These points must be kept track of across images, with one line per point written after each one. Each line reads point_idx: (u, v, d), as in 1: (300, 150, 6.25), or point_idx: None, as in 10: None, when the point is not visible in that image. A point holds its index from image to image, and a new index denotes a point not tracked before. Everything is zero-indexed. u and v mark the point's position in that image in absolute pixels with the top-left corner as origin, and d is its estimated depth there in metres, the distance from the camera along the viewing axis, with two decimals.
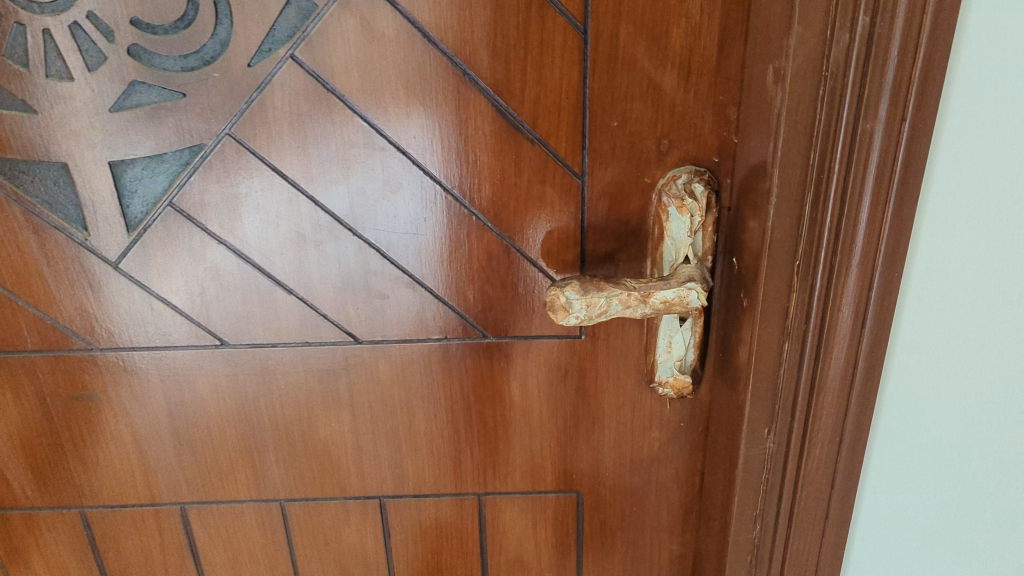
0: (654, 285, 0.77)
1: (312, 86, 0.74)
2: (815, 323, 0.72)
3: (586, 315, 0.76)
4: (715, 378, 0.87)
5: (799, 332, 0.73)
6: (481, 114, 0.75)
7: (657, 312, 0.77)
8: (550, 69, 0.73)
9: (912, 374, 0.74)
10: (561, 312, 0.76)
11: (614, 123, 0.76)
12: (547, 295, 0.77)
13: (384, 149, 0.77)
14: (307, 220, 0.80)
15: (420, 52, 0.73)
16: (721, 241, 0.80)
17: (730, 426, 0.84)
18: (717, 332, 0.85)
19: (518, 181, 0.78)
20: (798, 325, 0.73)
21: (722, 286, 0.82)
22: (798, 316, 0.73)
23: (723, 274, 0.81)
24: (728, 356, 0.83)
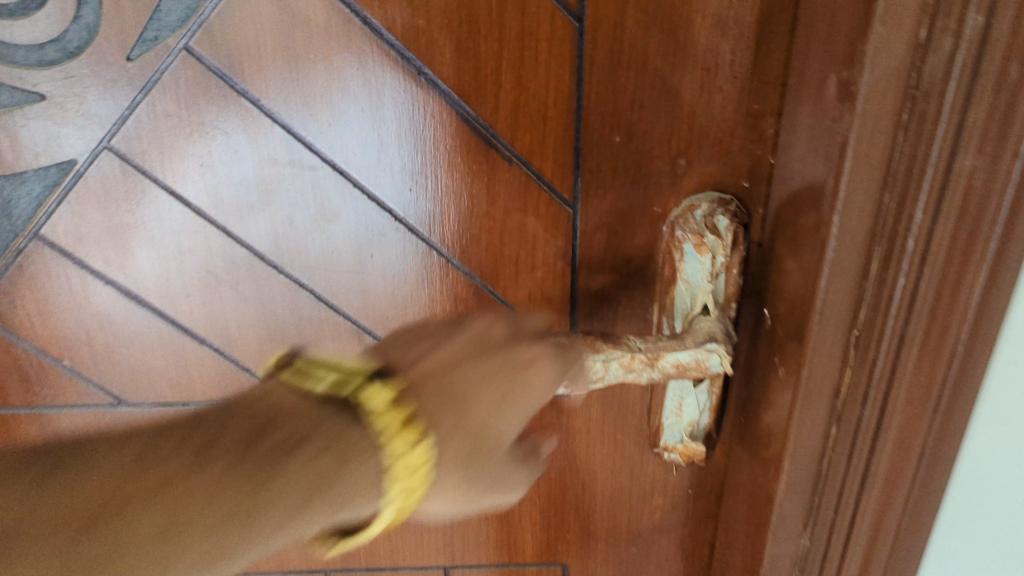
0: (665, 345, 0.60)
1: (216, 87, 0.56)
2: (873, 408, 0.56)
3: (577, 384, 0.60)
4: (734, 443, 0.71)
5: (852, 415, 0.57)
6: (442, 125, 0.57)
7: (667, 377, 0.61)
8: (532, 67, 0.55)
9: (988, 465, 0.57)
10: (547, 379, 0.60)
11: (617, 138, 0.58)
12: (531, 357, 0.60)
13: (315, 168, 0.59)
14: (219, 255, 0.62)
15: (360, 44, 0.55)
16: (750, 283, 0.63)
17: (753, 508, 0.68)
18: (740, 390, 0.68)
19: (492, 208, 0.61)
20: (853, 406, 0.56)
21: (750, 338, 0.65)
22: (852, 396, 0.56)
23: (751, 323, 0.64)
24: (753, 424, 0.67)
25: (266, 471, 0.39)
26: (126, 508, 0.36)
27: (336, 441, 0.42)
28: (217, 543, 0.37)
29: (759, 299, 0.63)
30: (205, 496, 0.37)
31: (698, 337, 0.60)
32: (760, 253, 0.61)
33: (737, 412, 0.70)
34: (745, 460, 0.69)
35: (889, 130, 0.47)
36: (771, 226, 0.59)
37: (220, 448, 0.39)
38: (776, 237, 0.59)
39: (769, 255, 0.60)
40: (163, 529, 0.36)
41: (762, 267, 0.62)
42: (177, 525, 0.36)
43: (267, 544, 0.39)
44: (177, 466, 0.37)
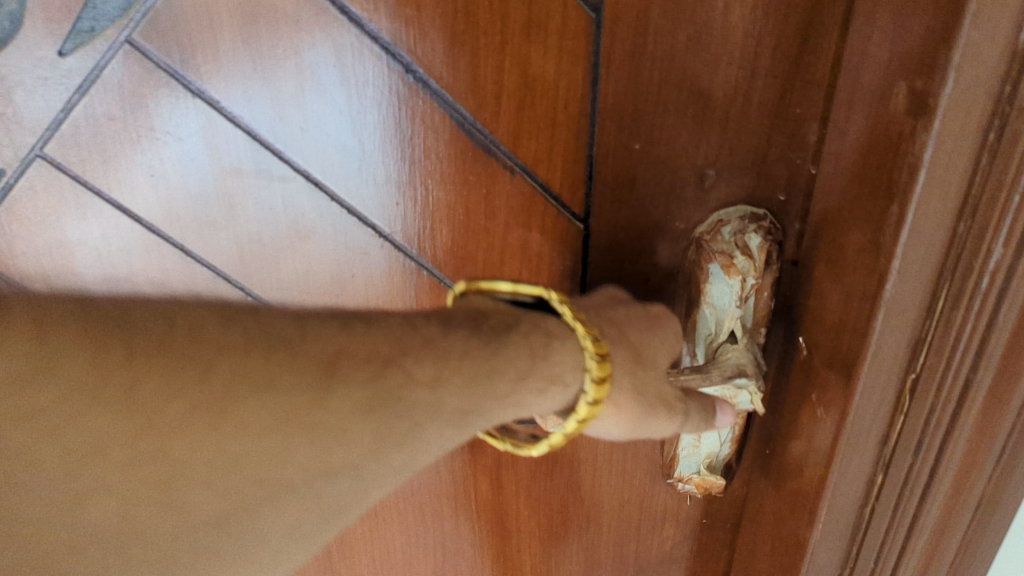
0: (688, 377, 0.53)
1: (166, 87, 0.47)
2: (926, 457, 0.49)
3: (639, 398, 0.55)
4: (755, 475, 0.64)
5: (903, 467, 0.50)
6: (434, 129, 0.49)
7: None
8: (541, 65, 0.47)
9: None
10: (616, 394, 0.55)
11: (637, 145, 0.50)
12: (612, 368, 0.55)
13: (285, 179, 0.51)
14: (176, 276, 0.54)
15: (336, 38, 0.46)
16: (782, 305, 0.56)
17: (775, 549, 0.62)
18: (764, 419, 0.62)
19: (490, 223, 0.53)
20: (902, 456, 0.49)
21: (779, 366, 0.58)
22: (904, 446, 0.49)
23: (781, 349, 0.57)
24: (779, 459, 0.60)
25: (383, 397, 0.37)
26: (263, 407, 0.35)
27: (536, 329, 0.42)
28: (341, 440, 0.37)
29: (791, 325, 0.56)
30: (339, 422, 0.37)
31: (727, 371, 0.53)
32: (795, 275, 0.54)
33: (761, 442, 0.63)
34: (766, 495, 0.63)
35: (972, 153, 0.39)
36: (808, 246, 0.52)
37: (348, 369, 0.37)
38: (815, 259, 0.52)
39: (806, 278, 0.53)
40: (285, 422, 0.36)
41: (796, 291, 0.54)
42: (314, 427, 0.36)
43: (444, 433, 0.40)
44: (297, 390, 0.35)
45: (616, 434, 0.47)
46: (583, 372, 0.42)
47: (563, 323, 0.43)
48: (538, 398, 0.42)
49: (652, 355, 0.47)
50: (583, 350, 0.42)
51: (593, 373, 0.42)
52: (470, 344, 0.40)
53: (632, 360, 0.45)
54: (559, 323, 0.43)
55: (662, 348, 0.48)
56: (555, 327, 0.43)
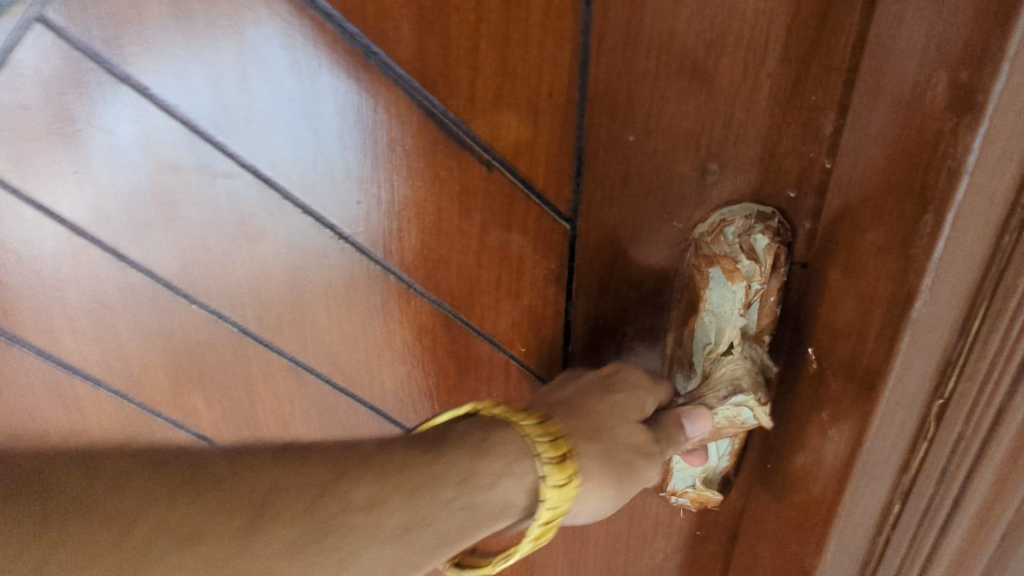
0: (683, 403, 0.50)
1: (86, 71, 0.41)
2: (946, 495, 0.42)
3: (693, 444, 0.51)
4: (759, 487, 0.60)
5: (922, 500, 0.44)
6: (400, 119, 0.43)
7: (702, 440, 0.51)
8: (522, 46, 0.41)
9: None
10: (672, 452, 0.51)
11: (631, 136, 0.45)
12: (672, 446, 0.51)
13: (231, 175, 0.44)
14: (111, 284, 0.48)
15: (283, 15, 0.40)
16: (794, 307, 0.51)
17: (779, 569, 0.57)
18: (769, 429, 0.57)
19: (465, 223, 0.47)
20: (923, 488, 0.44)
21: (786, 375, 0.53)
22: (926, 474, 0.43)
23: (789, 358, 0.52)
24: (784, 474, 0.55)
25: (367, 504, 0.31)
26: None
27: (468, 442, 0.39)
28: None
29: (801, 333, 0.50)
30: None
31: (721, 392, 0.49)
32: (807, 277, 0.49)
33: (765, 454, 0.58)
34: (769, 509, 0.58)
35: None
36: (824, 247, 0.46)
37: None
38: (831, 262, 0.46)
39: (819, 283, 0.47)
40: None
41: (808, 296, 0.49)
42: None
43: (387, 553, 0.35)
44: None
45: (607, 512, 0.44)
46: (535, 472, 0.39)
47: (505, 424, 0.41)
48: (496, 496, 0.38)
49: (619, 432, 0.44)
50: (535, 448, 0.39)
51: (550, 472, 0.39)
52: (412, 462, 0.38)
53: (596, 439, 0.43)
54: (501, 423, 0.41)
55: (626, 414, 0.45)
56: (496, 427, 0.41)
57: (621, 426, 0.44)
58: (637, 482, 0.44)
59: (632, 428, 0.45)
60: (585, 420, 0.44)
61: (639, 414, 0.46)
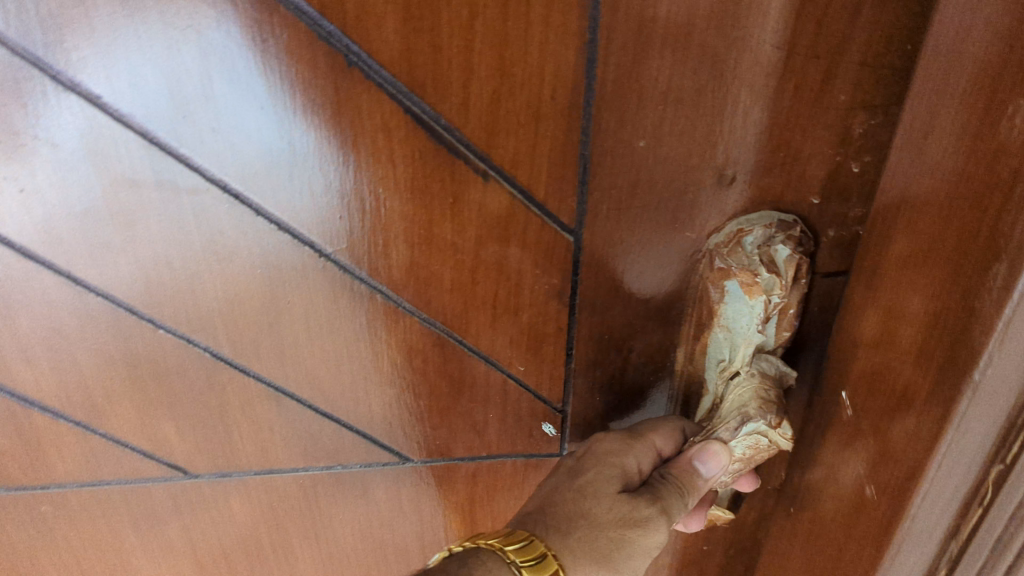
0: (697, 440, 0.45)
1: (29, 78, 0.36)
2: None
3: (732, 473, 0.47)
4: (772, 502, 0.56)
5: None
6: (385, 126, 0.39)
7: (745, 465, 0.47)
8: (522, 45, 0.36)
9: None
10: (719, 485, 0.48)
11: (641, 142, 0.40)
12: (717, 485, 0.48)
13: (197, 191, 0.40)
14: (66, 310, 0.43)
15: (251, 12, 0.35)
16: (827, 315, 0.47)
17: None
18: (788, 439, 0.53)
19: (459, 238, 0.43)
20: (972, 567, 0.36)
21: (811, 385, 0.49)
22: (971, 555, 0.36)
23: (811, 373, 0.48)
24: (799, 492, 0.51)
25: None
26: None
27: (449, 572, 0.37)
28: None
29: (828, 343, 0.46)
30: None
31: (731, 423, 0.44)
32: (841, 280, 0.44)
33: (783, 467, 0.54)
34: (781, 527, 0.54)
35: None
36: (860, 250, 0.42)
37: None
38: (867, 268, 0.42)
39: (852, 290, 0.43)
40: None
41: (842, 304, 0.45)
42: None
43: None
44: None
45: None
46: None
47: (479, 548, 0.39)
48: None
49: (596, 515, 0.42)
50: (507, 557, 0.38)
51: (527, 575, 0.37)
52: None
53: (570, 533, 0.41)
54: (473, 549, 0.39)
55: (601, 491, 0.43)
56: (471, 553, 0.39)
57: (596, 508, 0.42)
58: (637, 557, 0.42)
59: (612, 503, 0.43)
60: (558, 518, 0.42)
61: (618, 485, 0.43)
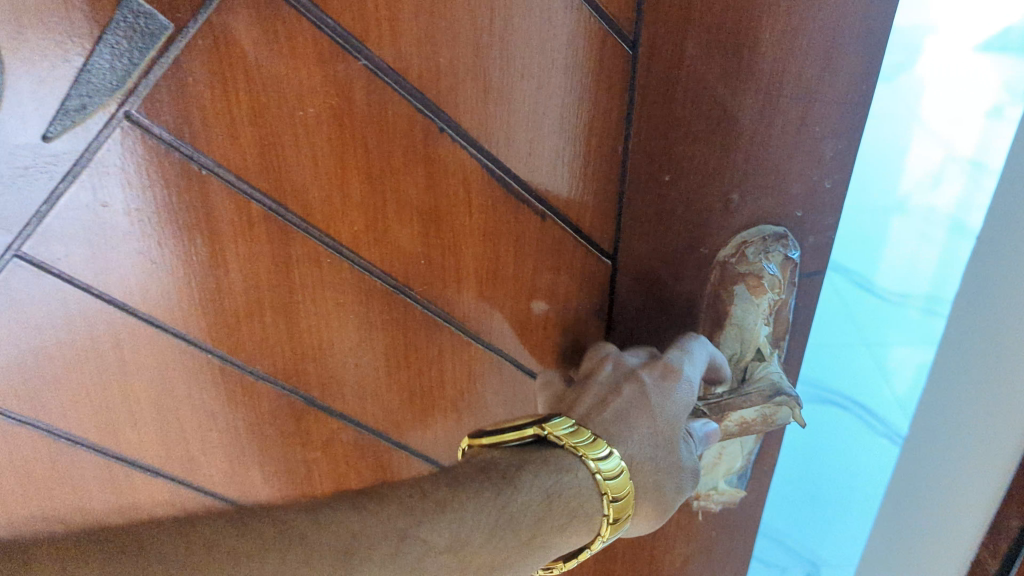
0: (725, 397, 0.54)
1: (171, 166, 0.42)
2: None
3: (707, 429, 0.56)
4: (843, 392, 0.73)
5: None
6: (465, 181, 0.46)
7: (727, 431, 0.56)
8: (576, 107, 0.46)
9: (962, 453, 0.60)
10: None
11: (665, 177, 0.49)
12: None
13: (304, 250, 0.46)
14: (176, 370, 0.49)
15: (360, 95, 0.42)
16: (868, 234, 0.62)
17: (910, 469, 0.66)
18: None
19: (519, 271, 0.51)
20: None
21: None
22: None
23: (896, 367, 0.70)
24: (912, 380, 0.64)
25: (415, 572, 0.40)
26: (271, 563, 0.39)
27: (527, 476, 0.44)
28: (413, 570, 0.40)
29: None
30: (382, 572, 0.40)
31: (766, 391, 0.53)
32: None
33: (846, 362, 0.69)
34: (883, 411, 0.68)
35: None
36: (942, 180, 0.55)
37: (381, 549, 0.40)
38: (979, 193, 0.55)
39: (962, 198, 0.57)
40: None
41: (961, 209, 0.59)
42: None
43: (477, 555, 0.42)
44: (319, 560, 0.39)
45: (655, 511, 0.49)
46: (597, 502, 0.44)
47: (561, 449, 0.45)
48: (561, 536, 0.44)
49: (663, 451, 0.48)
50: (597, 489, 0.44)
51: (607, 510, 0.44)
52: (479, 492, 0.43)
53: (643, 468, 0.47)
54: (563, 455, 0.45)
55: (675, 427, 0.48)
56: (556, 454, 0.45)
57: (665, 443, 0.48)
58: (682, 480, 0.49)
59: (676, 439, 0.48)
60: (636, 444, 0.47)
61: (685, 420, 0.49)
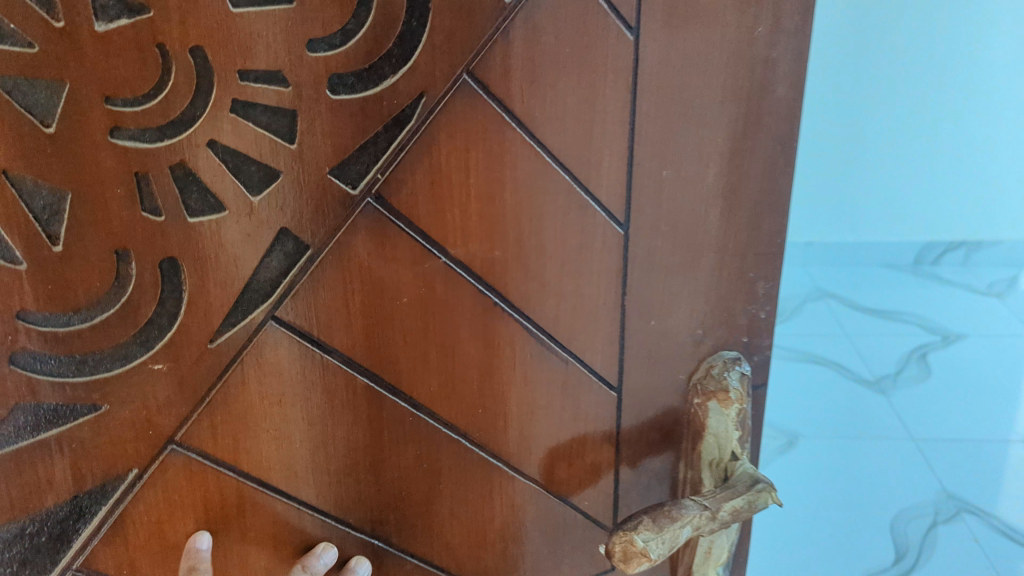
0: (720, 493, 0.64)
1: (301, 355, 0.53)
2: None
3: (707, 526, 0.63)
4: (912, 526, 1.04)
5: None
6: (512, 342, 0.59)
7: (722, 527, 0.64)
8: (588, 277, 0.60)
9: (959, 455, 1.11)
10: (669, 535, 0.62)
11: (651, 322, 0.64)
12: (665, 535, 0.62)
13: (393, 412, 0.57)
14: (289, 530, 0.58)
15: (441, 284, 0.55)
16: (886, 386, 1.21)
17: None
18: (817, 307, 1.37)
19: (549, 409, 0.63)
20: None
21: (831, 179, 1.32)
22: None
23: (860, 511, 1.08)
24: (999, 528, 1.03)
25: None
26: None
27: None
28: None
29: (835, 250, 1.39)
30: None
31: (747, 481, 0.64)
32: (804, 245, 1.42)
33: (976, 519, 1.05)
34: (990, 549, 1.01)
35: None
36: (995, 336, 1.27)
37: None
38: (993, 83, 1.20)
39: (940, 97, 1.22)
40: None
41: (935, 102, 1.22)
42: None
43: None
44: None
45: None
46: None
47: None
48: None
49: None
50: None
51: None
52: None
53: None
54: None
55: None
56: None
57: None
58: None
59: None
60: None
61: None
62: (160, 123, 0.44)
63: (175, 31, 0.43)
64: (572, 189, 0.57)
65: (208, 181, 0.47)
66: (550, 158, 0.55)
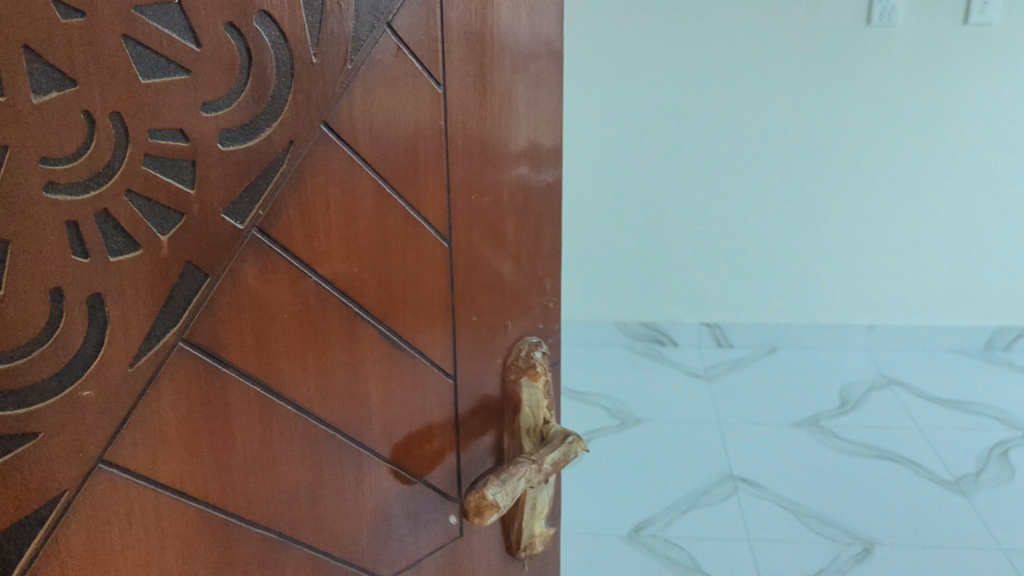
0: (541, 450, 0.80)
1: (205, 370, 0.61)
2: None
3: (535, 476, 0.77)
4: None
5: None
6: (371, 345, 0.72)
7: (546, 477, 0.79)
8: (424, 285, 0.74)
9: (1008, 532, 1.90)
10: (511, 484, 0.75)
11: (473, 317, 0.79)
12: (507, 487, 0.75)
13: (281, 416, 0.67)
14: (198, 532, 0.65)
15: (313, 301, 0.67)
16: (989, 527, 1.92)
17: None
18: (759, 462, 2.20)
19: (403, 400, 0.76)
20: None
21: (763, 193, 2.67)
22: None
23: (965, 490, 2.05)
24: None
25: None
26: None
27: None
28: None
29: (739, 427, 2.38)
30: None
31: (560, 437, 0.81)
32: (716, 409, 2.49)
33: None
34: None
35: None
36: None
37: None
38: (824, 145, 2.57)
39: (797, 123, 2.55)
40: None
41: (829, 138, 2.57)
42: None
43: None
44: None
45: None
46: None
47: None
48: None
49: None
50: None
51: None
52: None
53: None
54: None
55: None
56: None
57: None
58: None
59: None
60: None
61: None
62: (86, 177, 0.53)
63: (97, 100, 0.52)
64: (408, 214, 0.71)
65: (124, 224, 0.55)
66: (390, 190, 0.69)
